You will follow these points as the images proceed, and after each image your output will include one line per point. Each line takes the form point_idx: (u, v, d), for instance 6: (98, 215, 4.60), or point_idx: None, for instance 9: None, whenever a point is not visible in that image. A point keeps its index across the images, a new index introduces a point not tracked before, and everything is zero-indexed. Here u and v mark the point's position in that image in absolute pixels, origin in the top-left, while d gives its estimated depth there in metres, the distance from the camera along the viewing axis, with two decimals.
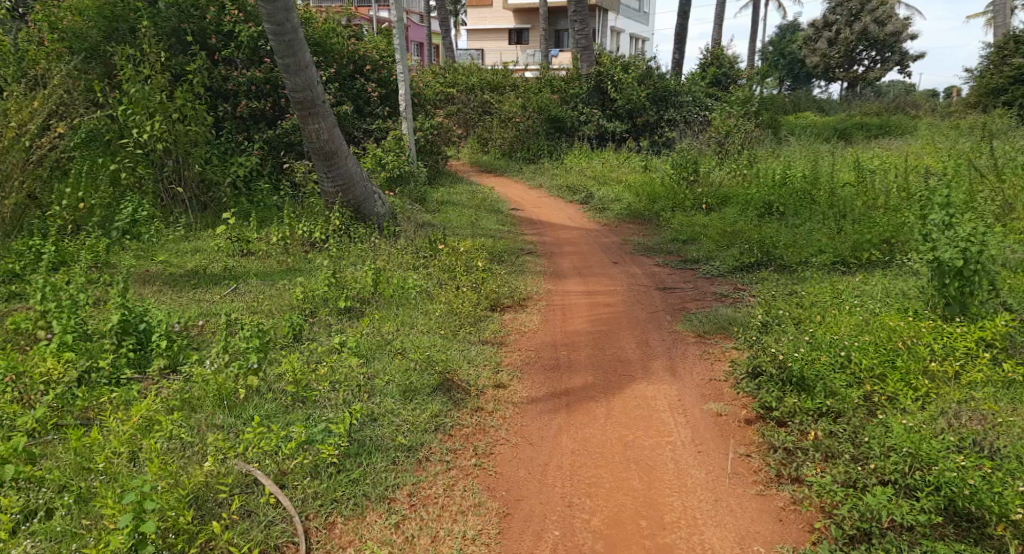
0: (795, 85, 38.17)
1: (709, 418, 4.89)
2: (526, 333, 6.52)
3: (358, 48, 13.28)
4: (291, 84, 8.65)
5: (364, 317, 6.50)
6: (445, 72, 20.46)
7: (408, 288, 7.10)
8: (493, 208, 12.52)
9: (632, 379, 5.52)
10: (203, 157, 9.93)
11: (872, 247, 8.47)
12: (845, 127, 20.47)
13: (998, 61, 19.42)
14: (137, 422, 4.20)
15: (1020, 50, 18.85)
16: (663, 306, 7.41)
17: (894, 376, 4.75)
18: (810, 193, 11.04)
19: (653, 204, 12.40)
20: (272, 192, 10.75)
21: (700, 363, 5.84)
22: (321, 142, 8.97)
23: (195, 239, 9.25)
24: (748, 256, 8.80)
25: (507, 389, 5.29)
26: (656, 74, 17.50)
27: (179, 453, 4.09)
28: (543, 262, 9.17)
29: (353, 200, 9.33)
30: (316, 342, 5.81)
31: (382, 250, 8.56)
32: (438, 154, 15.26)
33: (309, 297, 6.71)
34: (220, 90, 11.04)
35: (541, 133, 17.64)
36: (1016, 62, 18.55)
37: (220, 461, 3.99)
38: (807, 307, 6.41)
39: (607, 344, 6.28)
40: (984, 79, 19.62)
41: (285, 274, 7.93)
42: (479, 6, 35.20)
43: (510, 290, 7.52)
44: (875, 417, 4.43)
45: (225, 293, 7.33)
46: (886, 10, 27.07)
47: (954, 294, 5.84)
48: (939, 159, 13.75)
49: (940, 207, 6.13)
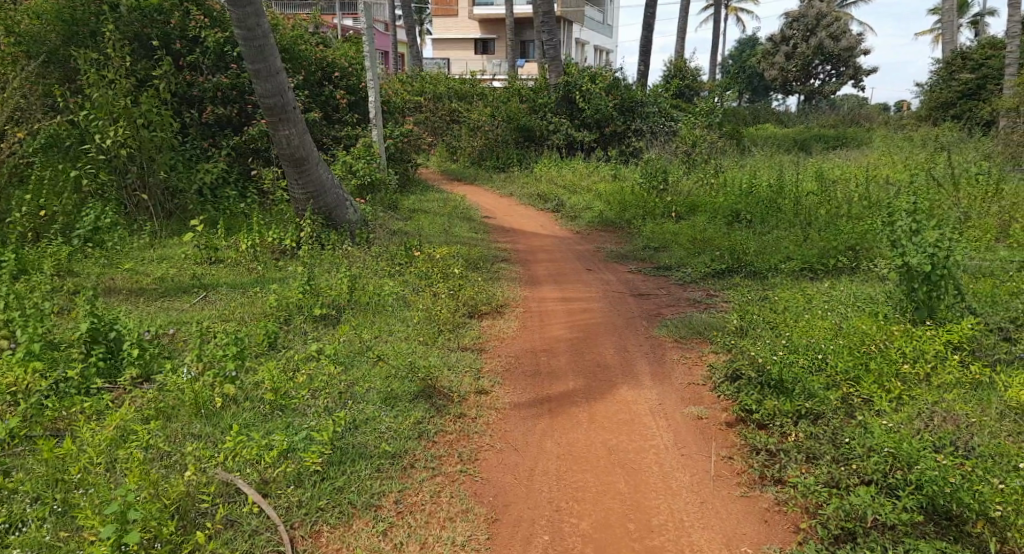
0: (754, 98, 38.88)
1: (690, 422, 4.89)
2: (504, 340, 6.50)
3: (326, 55, 13.21)
4: (261, 90, 8.55)
5: (341, 325, 6.43)
6: (412, 81, 20.43)
7: (383, 294, 7.05)
8: (463, 216, 12.48)
9: (613, 384, 5.53)
10: (168, 163, 9.75)
11: (839, 254, 8.60)
12: (805, 138, 20.89)
13: (946, 76, 20.00)
14: (112, 432, 4.04)
15: (968, 66, 19.42)
16: (639, 312, 7.46)
17: (869, 379, 4.79)
18: (776, 201, 11.20)
19: (624, 212, 12.48)
20: (240, 199, 10.61)
21: (679, 367, 5.86)
22: (292, 148, 8.87)
23: (163, 247, 9.06)
24: (719, 263, 8.91)
25: (488, 396, 5.25)
26: (622, 84, 17.72)
27: (159, 463, 3.98)
28: (517, 269, 9.17)
29: (324, 206, 9.24)
30: (292, 350, 5.73)
31: (355, 256, 8.49)
32: (408, 162, 15.20)
33: (283, 305, 6.62)
34: (186, 97, 10.88)
35: (510, 142, 17.71)
36: (963, 77, 19.13)
37: (202, 470, 3.90)
38: (781, 312, 6.47)
39: (586, 351, 6.28)
40: (934, 94, 20.19)
41: (257, 282, 7.80)
42: (444, 15, 35.30)
43: (486, 296, 7.50)
44: (854, 418, 4.47)
45: (195, 301, 7.20)
46: (841, 26, 27.77)
47: (922, 299, 5.88)
48: (896, 170, 14.07)
49: (905, 214, 6.23)
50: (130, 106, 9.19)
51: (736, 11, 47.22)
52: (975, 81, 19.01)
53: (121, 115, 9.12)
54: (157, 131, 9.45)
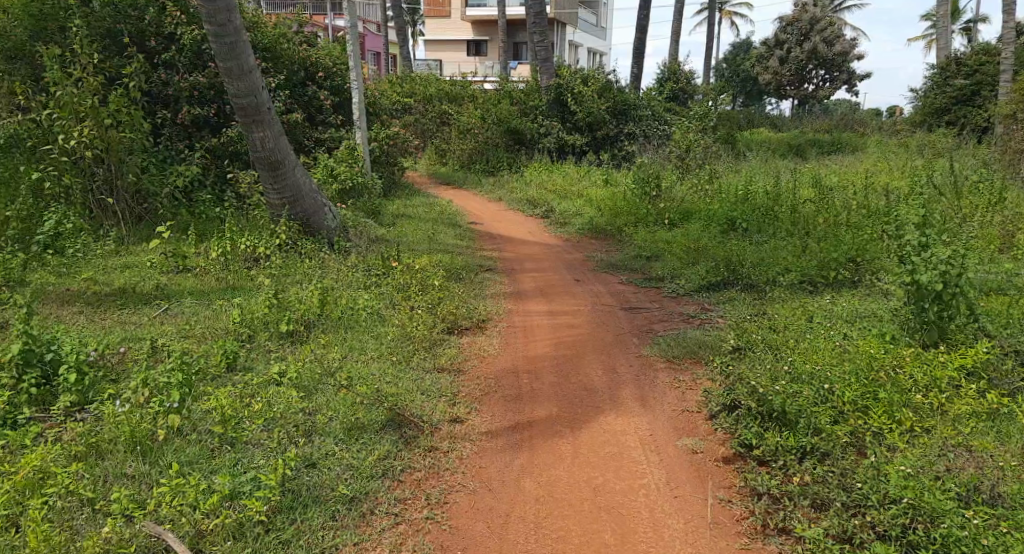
0: (747, 102, 38.59)
1: (685, 456, 4.46)
2: (485, 359, 6.06)
3: (309, 54, 12.77)
4: (233, 89, 8.09)
5: (310, 342, 5.98)
6: (402, 82, 19.98)
7: (357, 308, 6.60)
8: (449, 222, 12.04)
9: (599, 412, 5.11)
10: (139, 165, 9.28)
11: (839, 265, 8.20)
12: (800, 143, 20.53)
13: (940, 81, 19.69)
14: (25, 477, 3.69)
15: (963, 71, 19.10)
16: (630, 328, 7.05)
17: (880, 408, 4.36)
18: (773, 209, 10.80)
19: (615, 219, 12.06)
20: (216, 203, 10.16)
21: (671, 392, 5.45)
22: (266, 151, 8.41)
23: (129, 254, 8.62)
24: (714, 275, 8.50)
25: (463, 425, 4.81)
26: (615, 87, 17.32)
27: (68, 515, 3.60)
28: (502, 280, 8.74)
29: (300, 212, 8.77)
30: (252, 373, 5.29)
31: (330, 267, 8.03)
32: (394, 166, 14.76)
33: (246, 320, 6.17)
34: (159, 96, 10.43)
35: (501, 145, 17.29)
36: (958, 83, 18.82)
37: (123, 526, 3.51)
38: (780, 331, 6.04)
39: (572, 372, 5.85)
40: (929, 99, 19.85)
41: (224, 293, 7.35)
42: (436, 17, 34.86)
43: (467, 310, 7.07)
44: (865, 457, 4.05)
45: (155, 314, 6.75)
46: (836, 30, 27.47)
47: (932, 319, 5.39)
48: (892, 176, 13.72)
49: (913, 229, 5.79)
50: (98, 105, 8.69)
51: (730, 15, 47.02)
52: (970, 87, 18.71)
53: (87, 114, 8.63)
54: (126, 131, 8.98)
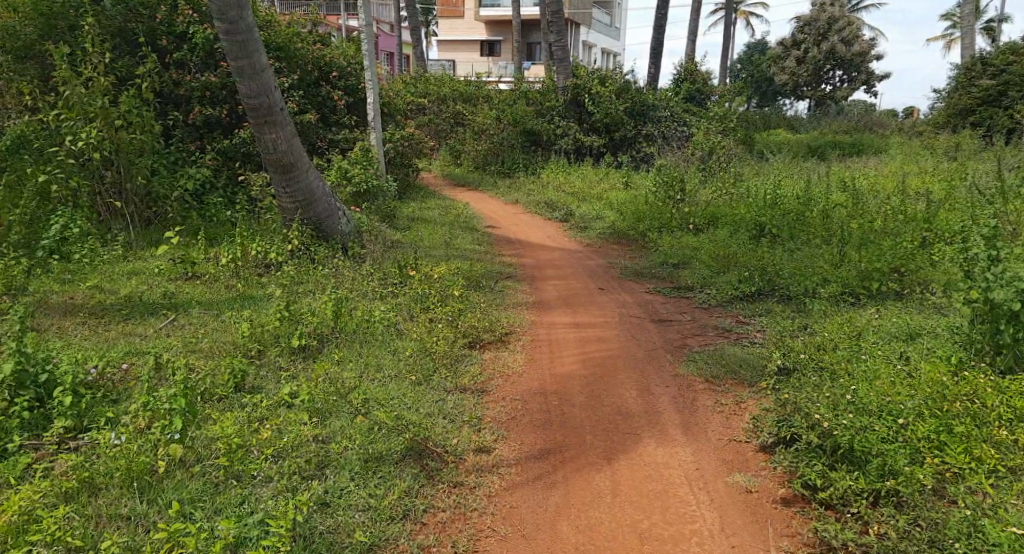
0: (762, 102, 38.01)
1: (739, 497, 4.08)
2: (510, 378, 5.65)
3: (323, 53, 12.43)
4: (244, 90, 7.71)
5: (324, 360, 5.58)
6: (416, 82, 19.61)
7: (373, 321, 6.20)
8: (465, 226, 11.63)
9: (637, 438, 4.72)
10: (149, 167, 8.93)
11: (882, 277, 7.77)
12: (820, 145, 20.01)
13: (965, 81, 19.09)
14: (5, 523, 3.32)
15: (987, 72, 18.54)
16: (662, 342, 6.62)
17: (957, 446, 3.96)
18: (804, 214, 10.33)
19: (638, 223, 11.61)
20: (227, 206, 9.83)
21: (714, 417, 5.02)
22: (279, 153, 8.02)
23: (136, 259, 8.27)
24: (747, 285, 8.05)
25: (490, 455, 4.41)
26: (633, 87, 16.87)
27: None
28: (525, 288, 8.33)
29: (313, 217, 8.38)
30: (261, 394, 4.89)
31: (345, 275, 7.65)
32: (409, 167, 14.37)
33: (256, 334, 5.77)
34: (171, 96, 10.08)
35: (517, 146, 16.87)
36: (983, 83, 18.21)
37: None
38: (830, 350, 5.60)
39: (605, 392, 5.43)
40: (951, 100, 19.27)
41: (235, 302, 6.99)
42: (450, 16, 34.48)
43: (489, 323, 6.65)
44: (954, 507, 3.66)
45: (161, 325, 6.38)
46: (853, 30, 26.87)
47: (1008, 342, 4.95)
48: (922, 179, 13.19)
49: (981, 240, 5.32)
50: (109, 106, 8.33)
51: (745, 14, 46.47)
52: (995, 87, 18.06)
53: (97, 115, 8.28)
54: (137, 133, 8.63)
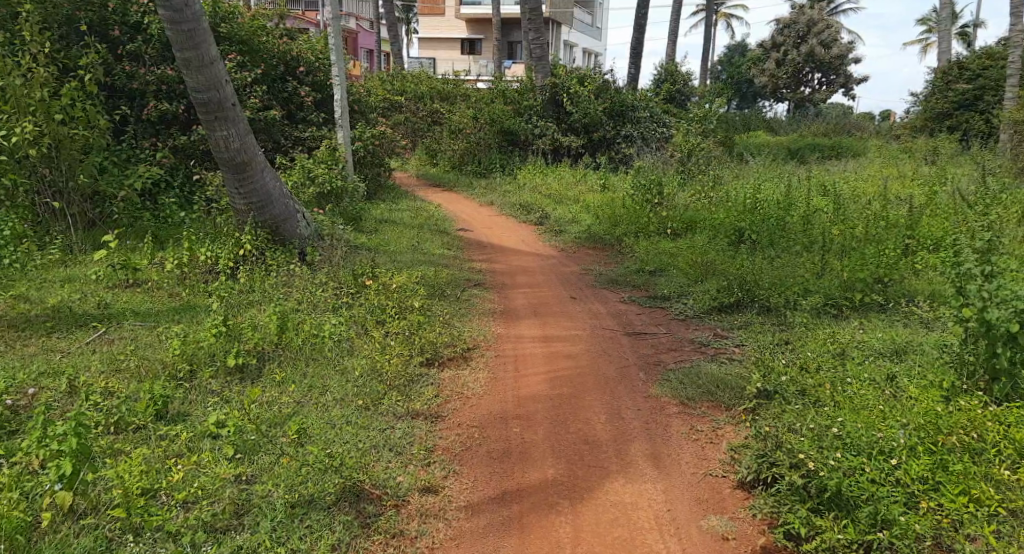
0: (742, 105, 37.79)
1: (713, 546, 3.71)
2: (468, 400, 5.17)
3: (289, 48, 11.89)
4: (191, 83, 7.10)
5: (262, 381, 5.08)
6: (391, 80, 19.05)
7: (322, 336, 5.69)
8: (434, 229, 11.11)
9: (605, 472, 4.28)
10: (95, 165, 8.37)
11: (866, 287, 7.38)
12: (799, 148, 19.70)
13: (942, 85, 18.81)
14: None
15: (963, 76, 18.29)
16: (635, 359, 6.17)
17: (954, 487, 3.60)
18: (784, 219, 9.92)
19: (615, 228, 11.16)
20: (180, 207, 9.27)
21: (688, 447, 4.57)
22: (230, 152, 7.40)
23: (74, 265, 7.71)
24: (726, 294, 7.59)
25: (437, 496, 3.99)
26: (612, 87, 16.44)
27: None
28: (492, 297, 7.85)
29: (270, 220, 7.82)
30: (184, 423, 4.41)
31: (298, 281, 7.14)
32: (379, 166, 13.82)
33: (188, 352, 5.26)
34: (123, 90, 9.49)
35: (493, 146, 16.36)
36: (959, 87, 17.98)
37: None
38: (813, 369, 5.17)
39: (571, 417, 4.98)
40: (927, 103, 19.02)
41: (175, 312, 6.49)
42: (430, 14, 33.91)
43: (451, 337, 6.16)
44: None
45: (88, 339, 5.85)
46: (833, 32, 26.68)
47: (1004, 367, 4.56)
48: (904, 184, 12.84)
49: (976, 256, 4.93)
50: (49, 99, 7.75)
51: (725, 16, 46.30)
52: (971, 92, 17.83)
53: (35, 109, 7.69)
54: (79, 128, 8.04)
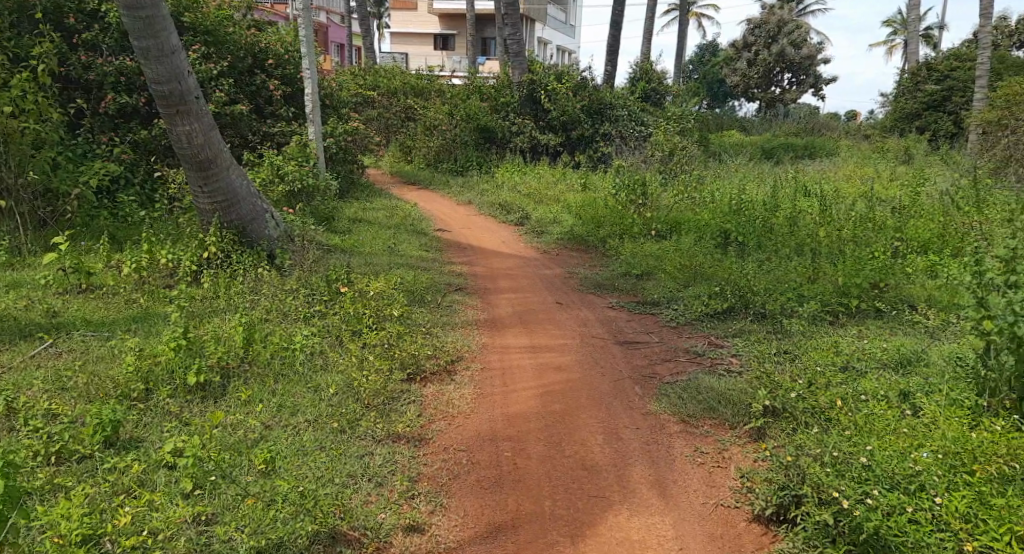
0: (714, 104, 37.63)
1: None
2: (454, 419, 4.74)
3: (257, 39, 11.31)
4: (151, 74, 6.56)
5: (225, 402, 4.60)
6: (364, 75, 18.45)
7: (293, 349, 5.21)
8: (410, 229, 10.61)
9: (607, 503, 3.89)
10: (49, 161, 7.78)
11: (863, 292, 7.06)
12: (772, 147, 19.50)
13: (915, 85, 18.67)
14: None
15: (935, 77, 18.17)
16: (628, 371, 5.78)
17: (999, 523, 3.26)
18: (771, 221, 9.61)
19: (597, 229, 10.73)
20: (140, 205, 8.70)
21: (694, 472, 4.19)
22: (194, 148, 6.86)
23: (23, 268, 7.15)
24: (717, 300, 7.22)
25: (424, 536, 3.61)
26: (589, 84, 16.06)
27: None
28: (474, 303, 7.39)
29: (236, 220, 7.27)
30: (137, 452, 3.95)
31: (266, 286, 6.66)
32: (352, 163, 13.29)
33: (144, 368, 4.76)
34: (80, 81, 8.89)
35: (469, 143, 15.88)
36: (929, 88, 17.85)
37: None
38: (824, 383, 4.80)
39: (567, 438, 4.57)
40: (900, 104, 18.90)
41: (132, 321, 5.99)
42: (403, 9, 33.30)
43: (432, 348, 5.71)
44: None
45: (32, 352, 5.32)
46: (801, 33, 26.50)
47: None
48: (885, 185, 12.60)
49: (998, 265, 4.58)
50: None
51: (697, 15, 46.13)
52: (941, 93, 17.68)
53: None
54: (30, 121, 7.45)
